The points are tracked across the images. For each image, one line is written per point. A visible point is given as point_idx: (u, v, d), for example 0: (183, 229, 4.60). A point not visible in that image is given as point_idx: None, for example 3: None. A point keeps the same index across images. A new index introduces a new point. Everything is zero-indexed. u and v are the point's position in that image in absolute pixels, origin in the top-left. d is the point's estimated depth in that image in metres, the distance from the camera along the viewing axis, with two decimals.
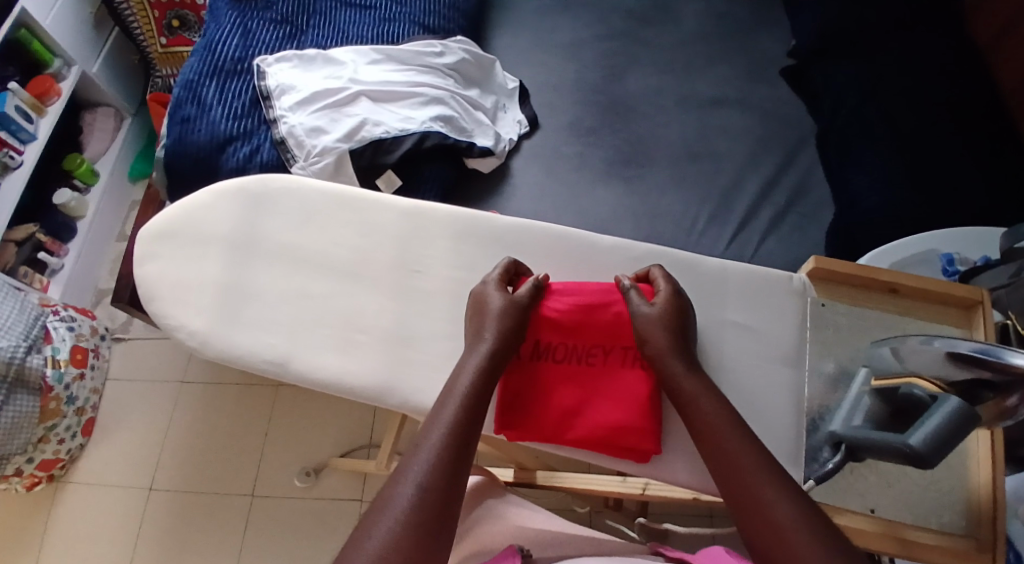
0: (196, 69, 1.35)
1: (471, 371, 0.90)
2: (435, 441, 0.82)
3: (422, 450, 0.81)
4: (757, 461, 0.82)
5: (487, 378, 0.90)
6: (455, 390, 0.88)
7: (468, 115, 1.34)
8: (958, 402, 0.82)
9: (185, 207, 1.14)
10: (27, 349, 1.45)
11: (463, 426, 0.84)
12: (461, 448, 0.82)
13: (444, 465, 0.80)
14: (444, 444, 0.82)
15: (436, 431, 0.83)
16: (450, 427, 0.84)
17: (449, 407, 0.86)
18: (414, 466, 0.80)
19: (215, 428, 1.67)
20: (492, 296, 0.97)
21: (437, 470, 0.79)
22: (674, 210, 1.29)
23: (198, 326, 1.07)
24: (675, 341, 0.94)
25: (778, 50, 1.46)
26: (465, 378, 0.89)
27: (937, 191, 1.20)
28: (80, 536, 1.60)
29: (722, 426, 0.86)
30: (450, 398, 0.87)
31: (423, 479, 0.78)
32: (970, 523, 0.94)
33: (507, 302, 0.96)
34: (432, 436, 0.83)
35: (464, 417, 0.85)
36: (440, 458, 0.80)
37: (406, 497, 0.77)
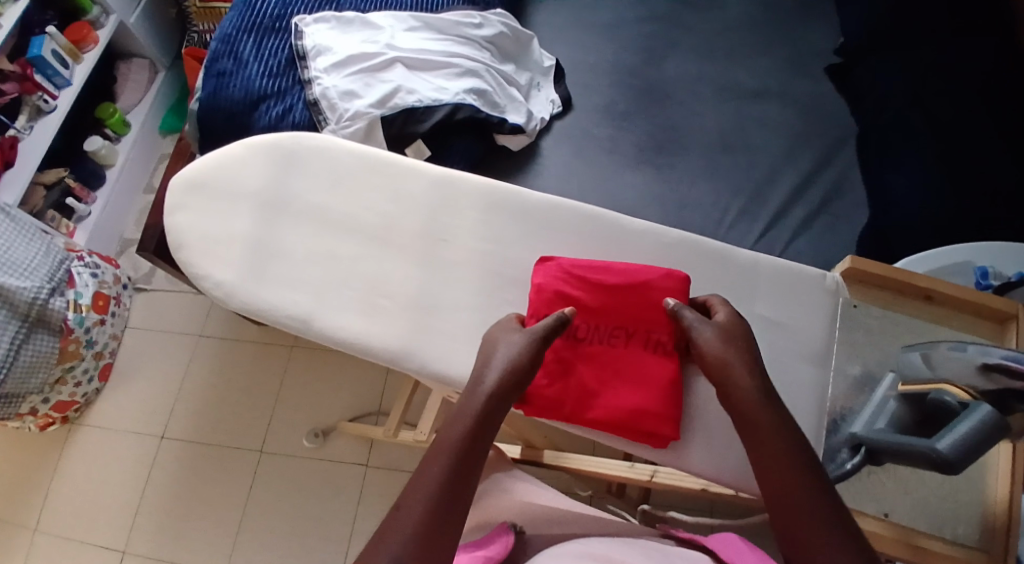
0: (235, 24, 1.35)
1: (500, 368, 0.89)
2: (463, 426, 0.82)
3: (448, 437, 0.81)
4: (779, 456, 0.80)
5: (518, 377, 0.89)
6: (482, 378, 0.88)
7: (502, 90, 1.33)
8: (990, 410, 0.80)
9: (218, 160, 1.14)
10: (51, 290, 1.46)
11: (487, 414, 0.84)
12: (481, 435, 0.82)
13: (468, 452, 0.80)
14: (472, 428, 0.82)
15: (462, 419, 0.83)
16: (474, 415, 0.84)
17: (477, 394, 0.86)
18: (440, 453, 0.79)
19: (228, 382, 1.68)
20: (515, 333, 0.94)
21: (460, 457, 0.79)
22: (704, 201, 1.27)
23: (224, 277, 1.08)
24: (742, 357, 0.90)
25: (824, 46, 1.43)
26: (493, 368, 0.89)
27: (975, 202, 1.18)
28: (89, 478, 1.62)
29: (757, 405, 0.85)
30: (478, 383, 0.88)
31: (447, 465, 0.78)
32: (983, 536, 0.93)
33: (524, 340, 0.92)
34: (457, 423, 0.83)
35: (491, 406, 0.85)
36: (464, 445, 0.80)
37: (432, 483, 0.77)
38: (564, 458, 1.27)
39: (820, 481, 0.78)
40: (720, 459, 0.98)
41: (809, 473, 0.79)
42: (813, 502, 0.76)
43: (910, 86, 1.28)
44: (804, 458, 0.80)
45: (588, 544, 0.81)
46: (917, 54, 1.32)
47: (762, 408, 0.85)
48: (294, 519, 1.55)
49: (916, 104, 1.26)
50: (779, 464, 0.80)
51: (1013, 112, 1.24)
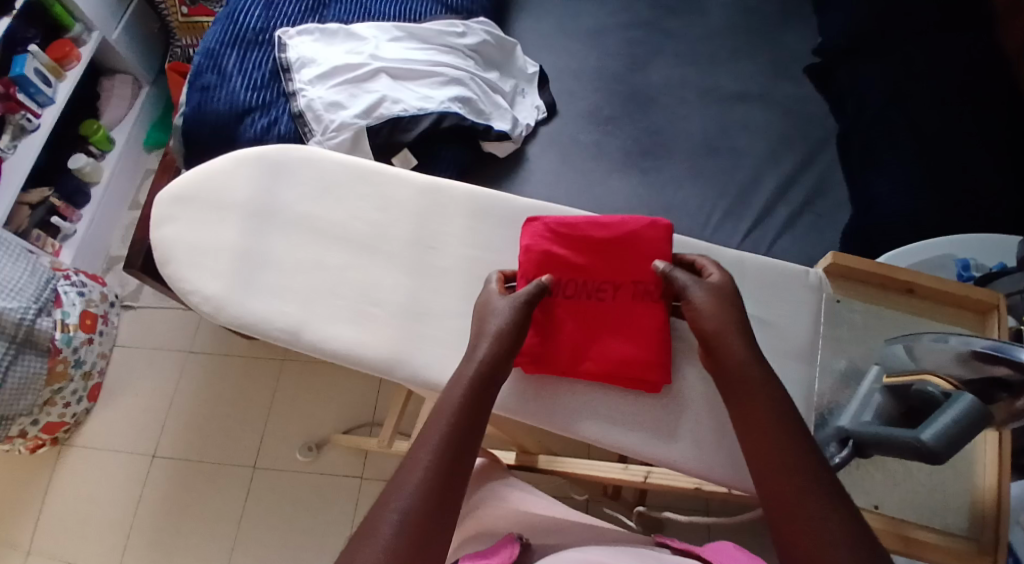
0: (219, 38, 1.36)
1: (489, 339, 0.91)
2: (452, 405, 0.84)
3: (439, 416, 0.83)
4: (774, 433, 0.82)
5: (508, 344, 0.91)
6: (469, 358, 0.90)
7: (487, 97, 1.34)
8: (972, 399, 0.82)
9: (203, 173, 1.14)
10: (37, 312, 1.46)
11: (476, 393, 0.86)
12: (471, 413, 0.84)
13: (457, 430, 0.82)
14: (461, 407, 0.84)
15: (451, 399, 0.85)
16: (463, 394, 0.86)
17: (464, 373, 0.88)
18: (433, 432, 0.81)
19: (218, 397, 1.68)
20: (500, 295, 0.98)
21: (451, 435, 0.81)
22: (689, 203, 1.29)
23: (213, 290, 1.08)
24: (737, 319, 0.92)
25: (803, 48, 1.46)
26: (479, 347, 0.91)
27: (955, 197, 1.20)
28: (80, 499, 1.61)
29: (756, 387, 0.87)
30: (459, 380, 0.87)
31: (440, 444, 0.80)
32: (973, 525, 0.94)
33: (511, 301, 0.95)
34: (446, 403, 0.85)
35: (479, 384, 0.87)
36: (454, 424, 0.82)
37: (426, 460, 0.78)
38: (558, 462, 1.27)
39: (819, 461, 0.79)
40: (711, 456, 0.99)
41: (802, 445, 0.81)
42: (806, 469, 0.78)
43: (888, 85, 1.31)
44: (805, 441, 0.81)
45: (587, 551, 0.82)
46: (893, 53, 1.34)
47: (757, 382, 0.87)
48: (289, 533, 1.54)
49: (895, 102, 1.29)
50: (770, 443, 0.82)
51: (989, 109, 1.27)
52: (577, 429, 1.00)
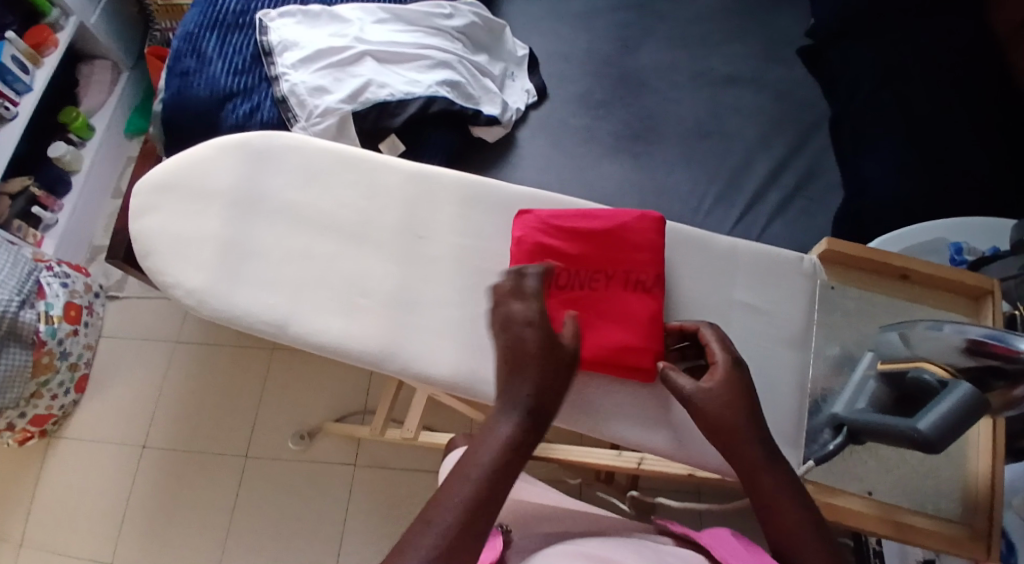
0: (197, 21, 1.33)
1: (540, 371, 0.82)
2: (492, 450, 0.77)
3: (473, 461, 0.76)
4: (774, 484, 0.80)
5: (555, 385, 0.82)
6: (518, 391, 0.81)
7: (476, 81, 1.31)
8: (969, 389, 0.81)
9: (184, 162, 1.11)
10: (21, 303, 1.43)
11: (520, 436, 0.78)
12: (511, 463, 0.77)
13: (491, 479, 0.75)
14: (502, 453, 0.77)
15: (492, 441, 0.78)
16: (505, 437, 0.78)
17: (509, 411, 0.80)
18: (464, 480, 0.75)
19: (208, 387, 1.67)
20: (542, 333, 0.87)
21: (484, 485, 0.74)
22: (681, 188, 1.27)
23: (197, 283, 1.06)
24: (754, 419, 0.85)
25: (795, 28, 1.44)
26: (529, 380, 0.81)
27: (949, 180, 1.19)
28: (71, 490, 1.60)
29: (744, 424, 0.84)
30: (513, 400, 0.80)
31: (470, 495, 0.74)
32: (966, 511, 0.95)
33: (563, 347, 0.85)
34: (486, 446, 0.77)
35: (525, 426, 0.79)
36: (491, 474, 0.75)
37: (451, 515, 0.73)
38: (552, 450, 1.27)
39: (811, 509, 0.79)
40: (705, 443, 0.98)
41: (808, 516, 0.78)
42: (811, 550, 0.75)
43: (882, 65, 1.29)
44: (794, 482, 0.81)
45: (581, 543, 0.81)
46: (886, 33, 1.33)
47: (749, 431, 0.84)
48: (283, 522, 1.54)
49: (888, 84, 1.27)
50: (767, 489, 0.80)
51: (982, 90, 1.26)
52: (574, 413, 0.99)
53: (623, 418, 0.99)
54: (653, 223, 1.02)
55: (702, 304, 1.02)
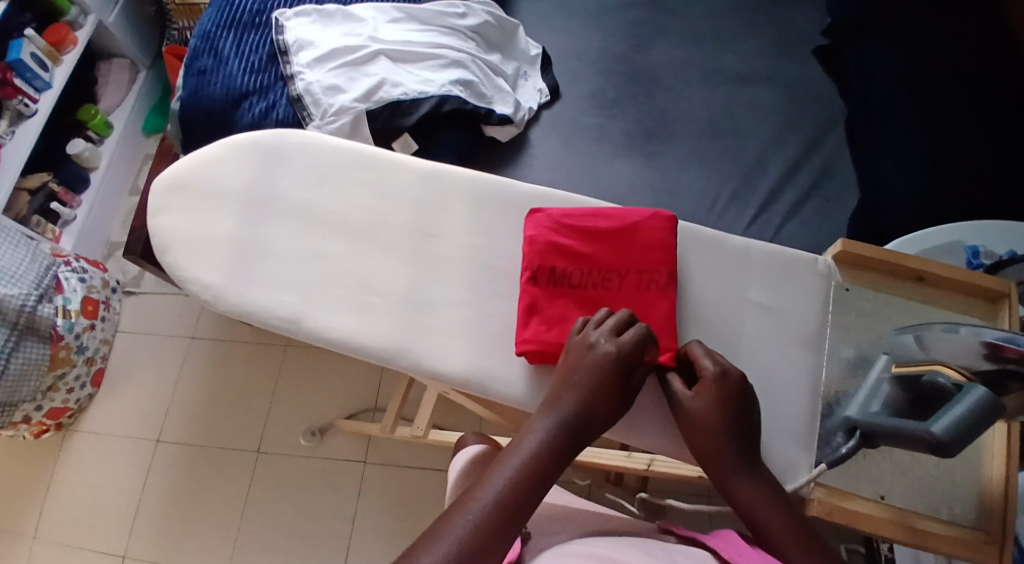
0: (214, 20, 1.35)
1: (585, 386, 0.86)
2: (528, 452, 0.81)
3: (511, 459, 0.80)
4: (764, 501, 0.83)
5: (599, 395, 0.86)
6: (558, 403, 0.86)
7: (489, 80, 1.31)
8: (984, 392, 0.80)
9: (200, 159, 1.12)
10: (38, 298, 1.45)
11: (556, 443, 0.82)
12: (546, 467, 0.80)
13: (525, 478, 0.79)
14: (538, 455, 0.81)
15: (529, 445, 0.82)
16: (541, 442, 0.82)
17: (547, 419, 0.84)
18: (498, 476, 0.79)
19: (222, 383, 1.68)
20: (590, 342, 0.90)
21: (518, 482, 0.78)
22: (695, 187, 1.27)
23: (211, 279, 1.06)
24: (733, 434, 0.86)
25: (810, 28, 1.43)
26: (569, 393, 0.86)
27: (966, 182, 1.18)
28: (86, 484, 1.61)
29: (729, 440, 0.86)
30: (553, 410, 0.85)
31: (503, 488, 0.78)
32: (980, 515, 0.93)
33: (612, 351, 0.88)
34: (522, 449, 0.81)
35: (562, 434, 0.83)
36: (525, 471, 0.79)
37: (485, 504, 0.76)
38: None
39: (803, 529, 0.81)
40: None
41: (793, 527, 0.81)
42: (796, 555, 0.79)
43: (898, 66, 1.28)
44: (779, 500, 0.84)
45: (587, 543, 0.81)
46: (903, 33, 1.31)
47: (732, 446, 0.86)
48: (294, 518, 1.55)
49: (904, 85, 1.26)
50: (763, 509, 0.83)
51: (1000, 91, 1.25)
52: None
53: (636, 417, 0.97)
54: (666, 222, 1.01)
55: (713, 304, 1.01)
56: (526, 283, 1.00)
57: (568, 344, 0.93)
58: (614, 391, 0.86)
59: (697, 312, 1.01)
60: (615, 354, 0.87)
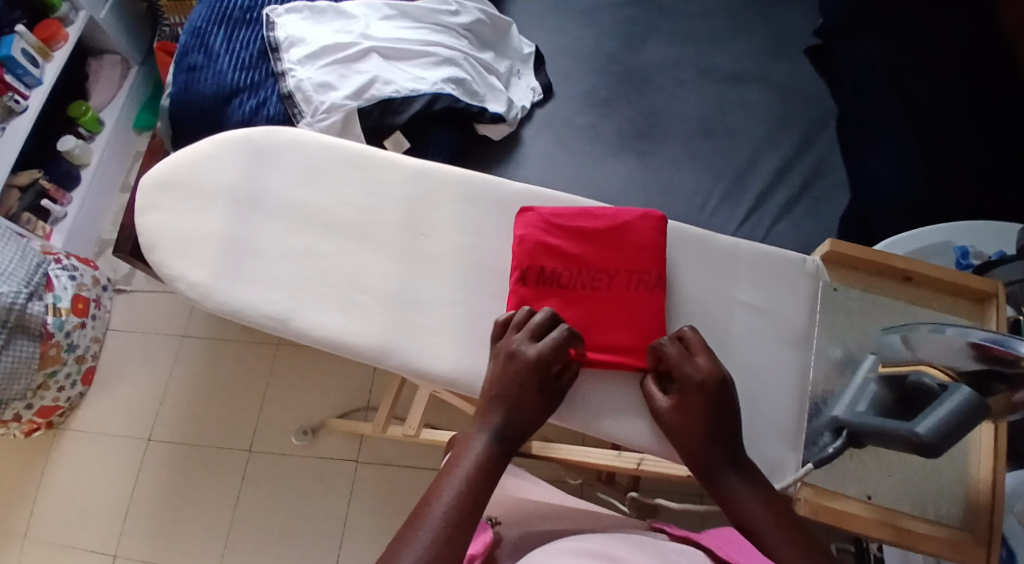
0: (205, 17, 1.34)
1: (509, 393, 0.92)
2: (469, 464, 0.86)
3: (456, 473, 0.85)
4: (750, 501, 0.87)
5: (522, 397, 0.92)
6: (486, 416, 0.91)
7: (481, 78, 1.31)
8: (969, 392, 0.80)
9: (188, 157, 1.12)
10: (28, 296, 1.44)
11: (491, 455, 0.88)
12: (486, 477, 0.86)
13: (470, 493, 0.83)
14: (479, 466, 0.86)
15: (467, 461, 0.87)
16: (479, 455, 0.87)
17: (481, 433, 0.89)
18: (444, 493, 0.83)
19: (214, 382, 1.67)
20: (513, 348, 0.94)
21: (465, 497, 0.83)
22: (687, 187, 1.27)
23: (200, 278, 1.06)
24: (718, 438, 0.90)
25: (802, 26, 1.43)
26: (496, 405, 0.91)
27: (957, 181, 1.18)
28: (77, 482, 1.61)
29: (715, 444, 0.90)
30: (485, 422, 0.91)
31: (451, 504, 0.82)
32: (967, 515, 0.94)
33: (535, 353, 0.93)
34: (462, 466, 0.86)
35: (496, 445, 0.89)
36: (471, 482, 0.84)
37: (438, 516, 0.80)
38: (551, 449, 1.25)
39: (788, 522, 0.85)
40: None
41: (773, 517, 0.85)
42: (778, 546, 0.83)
43: (890, 65, 1.28)
44: (765, 497, 0.87)
45: (580, 540, 0.80)
46: (896, 32, 1.31)
47: (718, 450, 0.90)
48: (286, 516, 1.55)
49: (895, 84, 1.26)
50: (749, 508, 0.86)
51: (992, 91, 1.24)
52: (572, 412, 0.98)
53: (621, 415, 0.98)
54: (654, 221, 1.01)
55: (702, 303, 1.01)
56: (515, 282, 1.00)
57: (494, 349, 0.96)
58: (534, 390, 0.93)
59: (688, 310, 1.01)
60: (536, 359, 0.92)
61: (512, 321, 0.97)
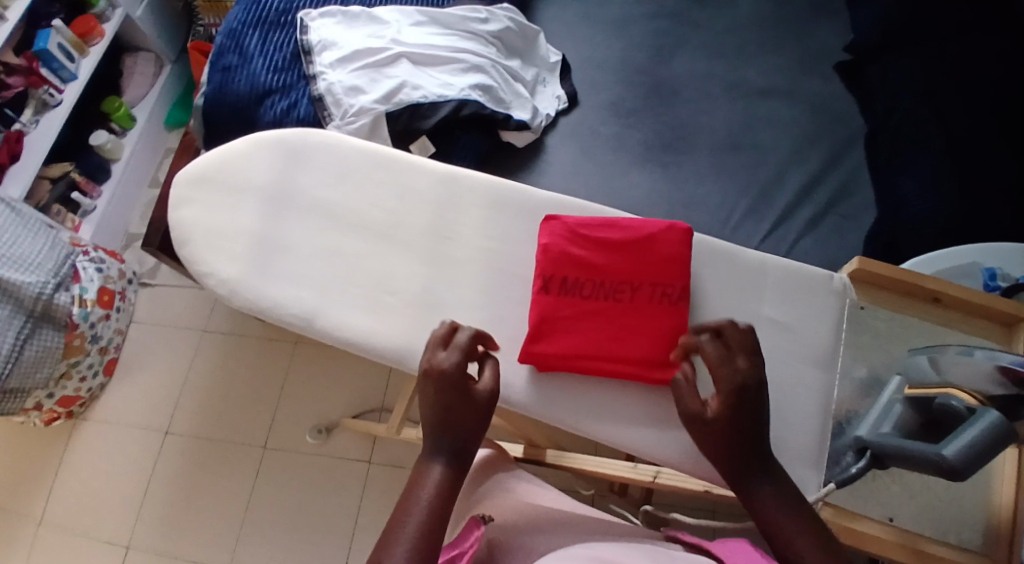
0: (241, 18, 1.36)
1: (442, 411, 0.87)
2: (431, 486, 0.83)
3: (419, 497, 0.81)
4: (778, 520, 0.80)
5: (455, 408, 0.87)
6: (435, 442, 0.86)
7: (508, 86, 1.32)
8: (997, 416, 0.79)
9: (222, 155, 1.13)
10: (56, 286, 1.46)
11: (450, 473, 0.84)
12: (446, 498, 0.82)
13: (431, 527, 0.79)
14: (439, 486, 0.83)
15: (425, 487, 0.82)
16: (439, 476, 0.83)
17: (434, 458, 0.85)
18: (408, 520, 0.79)
19: (232, 377, 1.69)
20: (428, 365, 0.89)
21: (426, 530, 0.78)
22: (711, 200, 1.27)
23: (228, 274, 1.07)
24: (743, 457, 0.86)
25: (833, 43, 1.42)
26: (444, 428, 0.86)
27: (986, 202, 1.17)
28: (94, 471, 1.63)
29: (736, 462, 0.86)
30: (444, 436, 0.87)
31: (413, 540, 0.77)
32: (989, 541, 0.92)
33: (450, 360, 0.89)
34: (421, 495, 0.82)
35: (451, 467, 0.85)
36: (433, 505, 0.81)
37: (404, 545, 0.76)
38: (566, 458, 1.27)
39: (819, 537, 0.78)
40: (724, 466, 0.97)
41: (803, 528, 0.79)
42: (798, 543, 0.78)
43: (921, 84, 1.27)
44: (800, 514, 0.80)
45: (598, 550, 0.79)
46: (927, 52, 1.30)
47: (753, 469, 0.85)
48: (298, 514, 1.55)
49: (926, 105, 1.25)
50: (784, 528, 0.79)
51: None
52: (593, 422, 0.99)
53: (641, 427, 0.98)
54: (679, 234, 1.01)
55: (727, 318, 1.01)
56: (538, 293, 1.00)
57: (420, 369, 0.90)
58: (466, 397, 0.88)
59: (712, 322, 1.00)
60: (448, 368, 0.88)
61: (432, 340, 0.91)
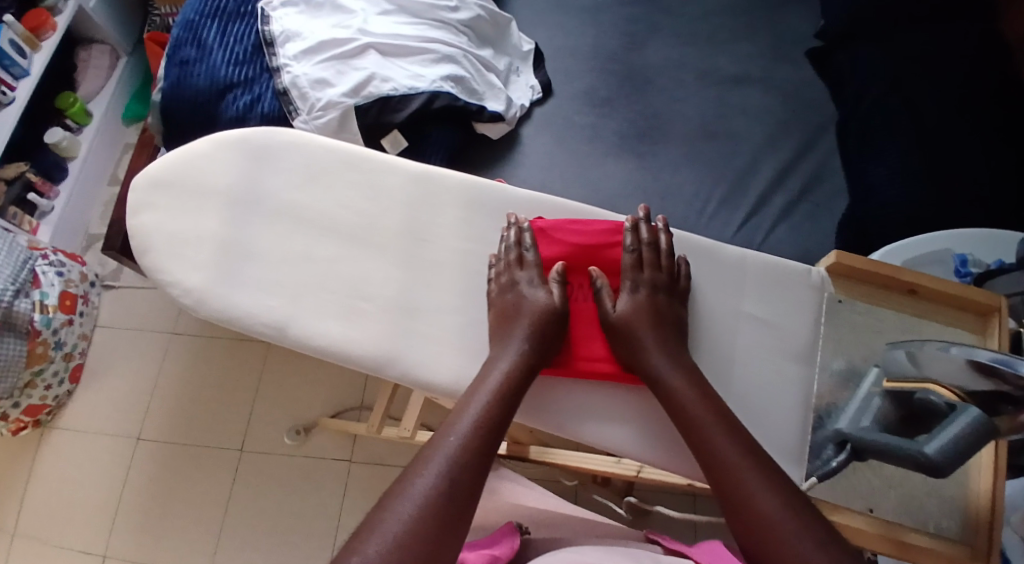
0: (198, 10, 1.31)
1: (524, 336, 0.94)
2: (458, 436, 0.83)
3: (442, 445, 0.81)
4: (768, 510, 0.80)
5: (542, 333, 0.95)
6: (467, 408, 0.86)
7: (480, 77, 1.29)
8: (979, 412, 0.82)
9: (184, 157, 1.09)
10: (15, 293, 1.41)
11: (485, 426, 0.84)
12: (475, 451, 0.82)
13: (450, 479, 0.78)
14: (468, 438, 0.82)
15: (455, 436, 0.83)
16: (469, 429, 0.83)
17: (467, 411, 0.85)
18: (426, 472, 0.78)
19: (205, 379, 1.65)
20: (511, 282, 0.98)
21: (443, 486, 0.77)
22: (686, 190, 1.26)
23: (194, 282, 1.04)
24: (742, 445, 0.86)
25: (804, 28, 1.41)
26: (480, 396, 0.88)
27: (957, 188, 1.18)
28: (66, 480, 1.59)
29: (729, 443, 0.86)
30: (477, 393, 0.88)
31: (427, 492, 0.77)
32: (967, 529, 0.94)
33: (529, 279, 0.98)
34: (444, 445, 0.82)
35: (486, 421, 0.85)
36: (457, 457, 0.80)
37: (416, 496, 0.76)
38: (549, 453, 1.29)
39: (814, 531, 0.77)
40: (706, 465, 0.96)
41: (793, 515, 0.79)
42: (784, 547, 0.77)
43: (892, 70, 1.27)
44: (794, 502, 0.80)
45: (581, 551, 0.81)
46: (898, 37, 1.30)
47: (740, 458, 0.84)
48: (277, 517, 1.53)
49: (897, 91, 1.25)
50: (774, 521, 0.79)
51: (994, 100, 1.24)
52: (576, 423, 0.98)
53: (622, 427, 0.98)
54: (653, 234, 1.00)
55: (707, 314, 1.01)
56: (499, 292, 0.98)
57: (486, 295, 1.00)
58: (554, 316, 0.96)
59: (693, 319, 1.00)
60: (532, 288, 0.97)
61: (495, 265, 1.01)
